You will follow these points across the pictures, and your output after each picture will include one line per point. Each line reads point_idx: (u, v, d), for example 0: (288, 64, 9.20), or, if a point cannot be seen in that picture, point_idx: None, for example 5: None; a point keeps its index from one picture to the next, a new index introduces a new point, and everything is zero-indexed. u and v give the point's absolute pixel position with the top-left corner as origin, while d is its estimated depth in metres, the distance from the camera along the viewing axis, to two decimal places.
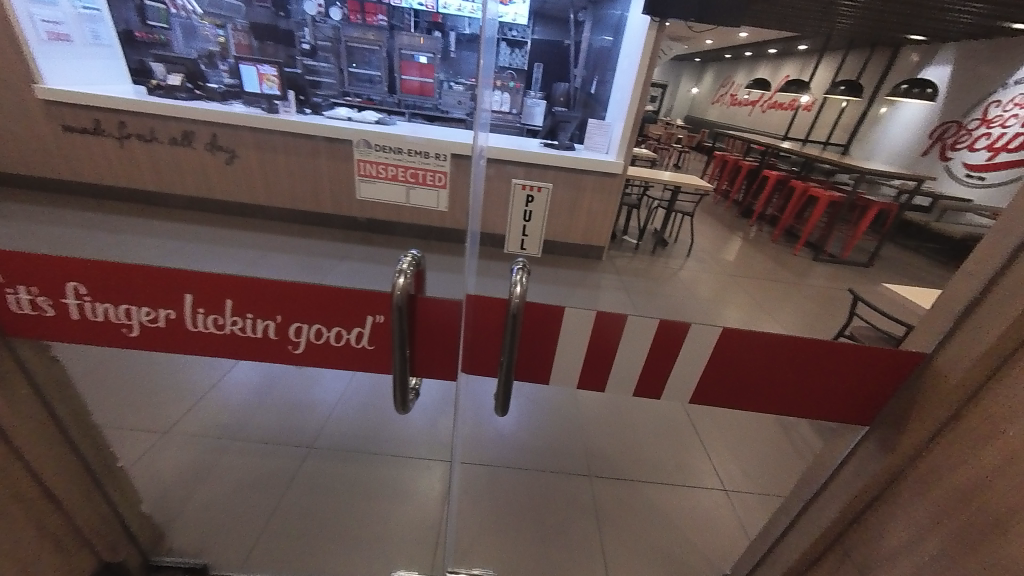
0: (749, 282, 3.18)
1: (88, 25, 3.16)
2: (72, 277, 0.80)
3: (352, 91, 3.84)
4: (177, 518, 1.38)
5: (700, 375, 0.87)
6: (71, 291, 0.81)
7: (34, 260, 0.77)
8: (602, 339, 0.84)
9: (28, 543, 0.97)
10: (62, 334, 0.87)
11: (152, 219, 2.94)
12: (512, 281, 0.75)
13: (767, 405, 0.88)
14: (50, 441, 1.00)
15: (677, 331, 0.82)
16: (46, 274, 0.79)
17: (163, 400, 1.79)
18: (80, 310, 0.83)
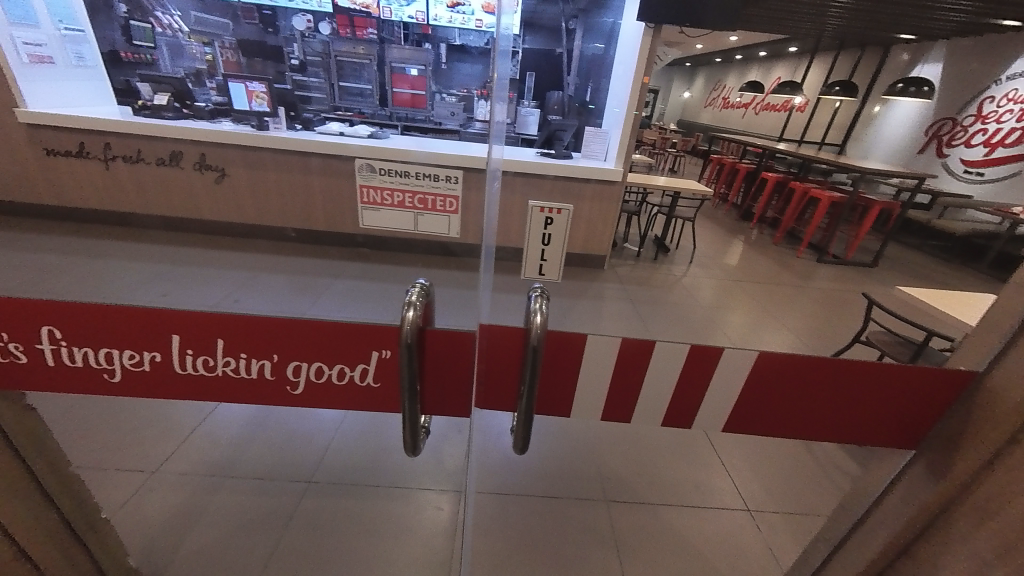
0: (755, 286, 3.15)
1: (71, 47, 3.07)
2: (45, 320, 0.74)
3: (343, 105, 3.78)
4: (168, 568, 1.32)
5: (732, 403, 0.82)
6: (46, 336, 0.76)
7: (5, 306, 0.72)
8: (627, 370, 0.78)
9: None
10: (39, 382, 0.82)
11: (139, 242, 2.84)
12: (531, 310, 0.71)
13: (800, 430, 0.83)
14: (25, 500, 0.96)
15: (705, 355, 0.77)
16: (19, 319, 0.74)
17: (152, 437, 1.71)
18: (55, 356, 0.78)
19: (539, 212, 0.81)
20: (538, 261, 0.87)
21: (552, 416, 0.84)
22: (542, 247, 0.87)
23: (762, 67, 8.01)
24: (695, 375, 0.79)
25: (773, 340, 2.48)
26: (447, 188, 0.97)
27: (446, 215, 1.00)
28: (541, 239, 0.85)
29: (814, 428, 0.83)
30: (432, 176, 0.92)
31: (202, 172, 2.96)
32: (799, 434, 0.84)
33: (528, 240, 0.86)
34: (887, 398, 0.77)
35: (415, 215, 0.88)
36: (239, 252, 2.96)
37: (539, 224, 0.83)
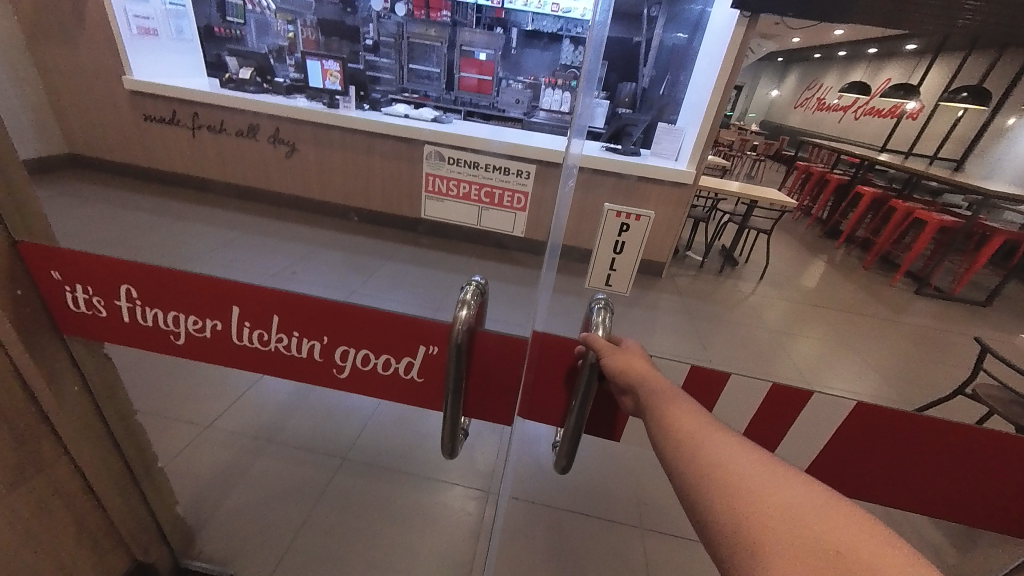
0: (833, 313, 2.84)
1: (174, 21, 3.35)
2: (124, 280, 0.75)
3: (410, 87, 3.91)
4: (208, 520, 1.38)
5: (817, 455, 0.70)
6: (124, 294, 0.77)
7: (93, 260, 0.74)
8: (694, 399, 0.70)
9: (64, 538, 0.99)
10: (116, 337, 0.84)
11: (215, 209, 3.04)
12: (593, 322, 0.63)
13: (890, 496, 0.72)
14: (94, 441, 1.00)
15: (790, 396, 0.67)
16: (100, 275, 0.75)
17: (210, 393, 1.81)
18: (130, 313, 0.79)
19: (615, 216, 0.71)
20: (606, 272, 0.77)
21: (601, 438, 0.75)
22: (613, 255, 0.76)
23: None
24: (775, 414, 0.70)
25: (849, 378, 2.21)
26: (520, 183, 0.75)
27: (516, 218, 0.78)
28: (613, 247, 0.75)
29: (910, 497, 0.71)
30: (502, 167, 0.75)
31: (274, 146, 2.82)
32: (889, 498, 0.72)
33: (598, 247, 0.76)
34: (1006, 476, 0.66)
35: (480, 210, 0.78)
36: (302, 225, 3.07)
37: (613, 230, 0.73)
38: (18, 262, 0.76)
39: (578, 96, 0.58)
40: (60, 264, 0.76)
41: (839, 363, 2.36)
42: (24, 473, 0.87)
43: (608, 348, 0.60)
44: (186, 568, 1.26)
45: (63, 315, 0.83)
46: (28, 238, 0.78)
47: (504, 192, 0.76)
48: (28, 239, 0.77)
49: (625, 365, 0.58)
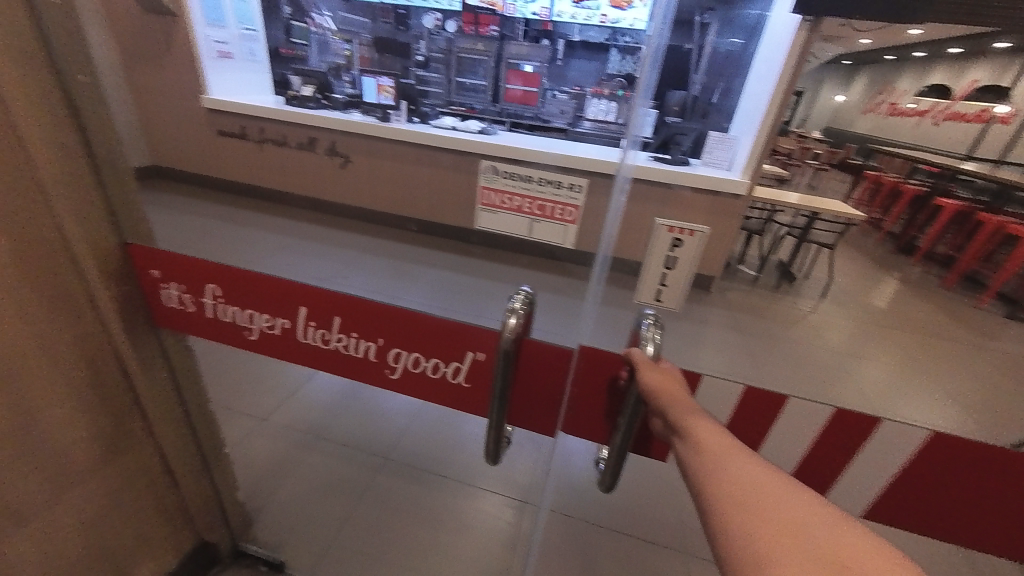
0: (907, 336, 2.58)
1: (247, 44, 3.59)
2: (211, 278, 0.79)
3: (457, 100, 3.79)
4: (264, 507, 1.40)
5: (883, 485, 0.66)
6: (208, 291, 0.81)
7: (188, 259, 0.79)
8: (748, 420, 0.66)
9: (143, 511, 1.01)
10: (199, 332, 0.88)
11: (275, 215, 3.21)
12: (643, 337, 0.60)
13: (964, 535, 0.66)
14: (175, 425, 1.01)
15: (855, 422, 0.62)
16: (191, 272, 0.80)
17: (265, 388, 1.87)
18: (213, 310, 0.83)
19: (667, 232, 0.68)
20: (658, 285, 0.74)
21: (647, 457, 0.70)
22: (664, 270, 0.74)
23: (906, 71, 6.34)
24: (838, 441, 0.65)
25: (929, 408, 2.00)
26: (571, 197, 0.73)
27: (566, 231, 0.76)
28: (664, 262, 0.73)
29: (987, 538, 0.65)
30: (555, 181, 0.74)
31: (331, 157, 3.20)
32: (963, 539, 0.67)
33: (648, 261, 0.75)
34: None
35: (531, 222, 0.78)
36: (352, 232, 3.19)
37: (665, 245, 0.70)
38: (124, 260, 0.81)
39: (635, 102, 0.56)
40: (157, 262, 0.81)
41: (920, 391, 2.13)
42: (118, 444, 0.92)
43: (648, 367, 0.57)
44: (243, 551, 1.27)
45: (159, 312, 0.87)
46: (134, 237, 0.82)
47: (555, 206, 0.75)
48: (135, 240, 0.82)
49: (659, 388, 0.55)
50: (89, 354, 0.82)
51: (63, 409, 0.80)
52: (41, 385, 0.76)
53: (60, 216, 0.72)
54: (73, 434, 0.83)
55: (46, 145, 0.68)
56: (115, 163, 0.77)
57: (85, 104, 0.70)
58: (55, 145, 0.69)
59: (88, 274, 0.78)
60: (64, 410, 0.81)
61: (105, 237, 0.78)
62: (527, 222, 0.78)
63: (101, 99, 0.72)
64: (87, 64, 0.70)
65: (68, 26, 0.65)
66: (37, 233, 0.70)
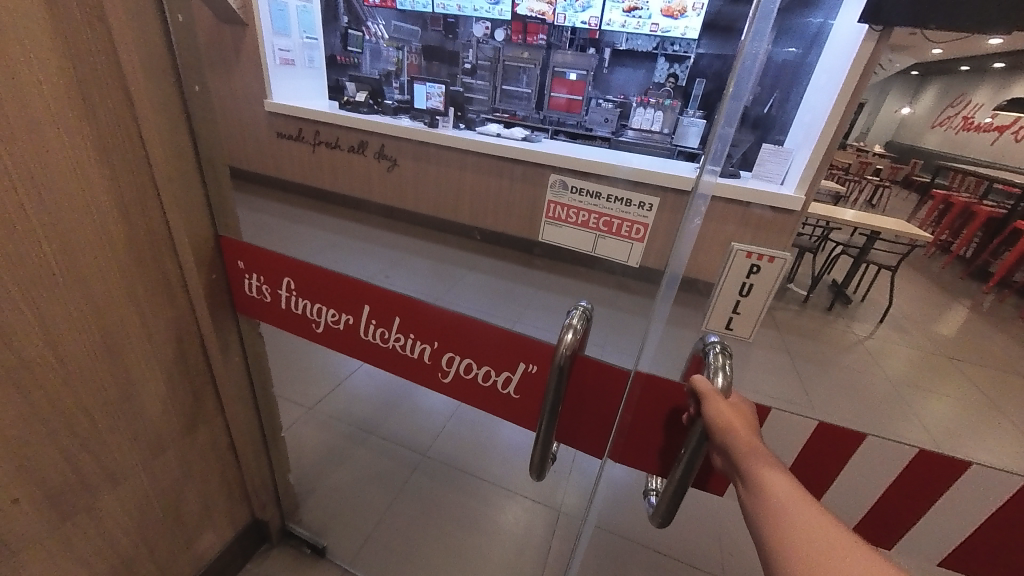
0: (978, 370, 2.39)
1: (308, 52, 3.76)
2: (286, 273, 0.85)
3: (501, 107, 3.80)
4: (311, 492, 1.47)
5: (963, 529, 0.63)
6: (283, 284, 0.87)
7: (267, 254, 0.86)
8: (815, 454, 0.65)
9: (211, 484, 1.08)
10: (272, 322, 0.94)
11: (326, 214, 3.36)
12: (712, 368, 0.58)
13: None
14: (242, 407, 1.08)
15: (941, 468, 0.59)
16: (269, 267, 0.87)
17: (313, 377, 1.95)
18: (285, 302, 0.89)
19: (745, 257, 0.72)
20: (729, 314, 0.80)
21: (704, 490, 0.70)
22: (739, 297, 0.78)
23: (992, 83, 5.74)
24: (918, 486, 0.62)
25: (1003, 451, 1.84)
26: (641, 215, 0.75)
27: (632, 249, 0.76)
28: (739, 288, 0.77)
29: None
30: (624, 199, 0.75)
31: (379, 161, 3.39)
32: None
33: (722, 287, 0.79)
34: None
35: (596, 237, 0.79)
36: (397, 232, 3.29)
37: (741, 271, 0.74)
38: (215, 250, 0.90)
39: (714, 126, 0.61)
40: (244, 255, 0.89)
41: (989, 432, 1.98)
42: (197, 421, 1.00)
43: (716, 399, 0.54)
44: (290, 532, 1.33)
45: (240, 298, 0.95)
46: (225, 231, 0.90)
47: (623, 223, 0.76)
48: (226, 233, 0.91)
49: (726, 422, 0.52)
50: (179, 339, 0.89)
51: (156, 387, 0.87)
52: (142, 362, 0.83)
53: (168, 211, 0.79)
54: (161, 410, 0.90)
55: (163, 146, 0.75)
56: (215, 162, 0.86)
57: (195, 110, 0.78)
58: (169, 146, 0.76)
59: (186, 264, 0.85)
60: (156, 388, 0.88)
61: (202, 229, 0.86)
62: (592, 238, 0.79)
63: (208, 106, 0.81)
64: (197, 71, 0.77)
65: (188, 40, 0.73)
66: (148, 227, 0.77)
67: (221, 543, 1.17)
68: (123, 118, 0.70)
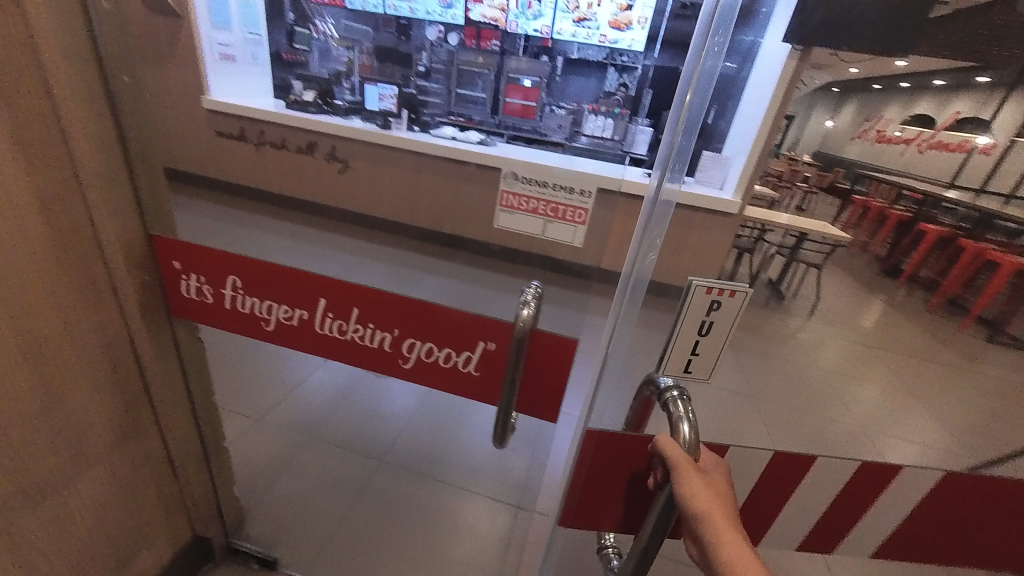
0: (890, 357, 2.68)
1: (250, 48, 3.71)
2: (232, 269, 0.81)
3: (457, 110, 3.73)
4: (259, 506, 1.39)
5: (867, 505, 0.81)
6: (229, 283, 0.82)
7: (210, 250, 0.81)
8: (771, 479, 0.79)
9: (145, 502, 1.00)
10: (217, 323, 0.88)
11: (272, 217, 3.20)
12: (678, 422, 0.64)
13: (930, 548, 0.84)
14: (181, 417, 1.01)
15: (880, 472, 0.76)
16: (213, 263, 0.81)
17: (260, 386, 1.83)
18: (231, 301, 0.84)
19: (706, 294, 0.72)
20: (688, 356, 0.80)
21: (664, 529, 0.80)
22: (698, 336, 0.77)
23: None
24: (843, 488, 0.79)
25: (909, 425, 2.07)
26: (581, 201, 0.83)
27: (576, 232, 0.84)
28: (699, 328, 0.76)
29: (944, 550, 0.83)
30: (567, 186, 0.82)
31: (330, 161, 3.29)
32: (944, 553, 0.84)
33: (683, 327, 0.78)
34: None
35: (544, 223, 0.84)
36: (349, 235, 3.19)
37: (702, 308, 0.74)
38: (148, 249, 0.83)
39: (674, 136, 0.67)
40: (182, 253, 0.82)
41: (898, 410, 2.22)
42: (129, 433, 0.92)
43: (685, 464, 0.61)
44: (237, 549, 1.25)
45: (176, 301, 0.88)
46: (159, 229, 0.83)
47: (568, 209, 0.82)
48: (159, 231, 0.84)
49: (693, 491, 0.59)
50: (106, 344, 0.82)
51: (79, 397, 0.80)
52: (61, 368, 0.76)
53: (93, 204, 0.73)
54: (85, 421, 0.82)
55: (86, 138, 0.70)
56: (148, 155, 0.80)
57: (125, 101, 0.73)
58: (95, 137, 0.71)
59: (115, 263, 0.78)
60: (79, 397, 0.80)
61: (131, 225, 0.79)
62: (540, 224, 0.84)
63: (140, 97, 0.76)
64: (128, 61, 0.72)
65: (118, 27, 0.69)
66: (69, 222, 0.71)
67: (158, 566, 1.09)
68: (40, 105, 0.64)
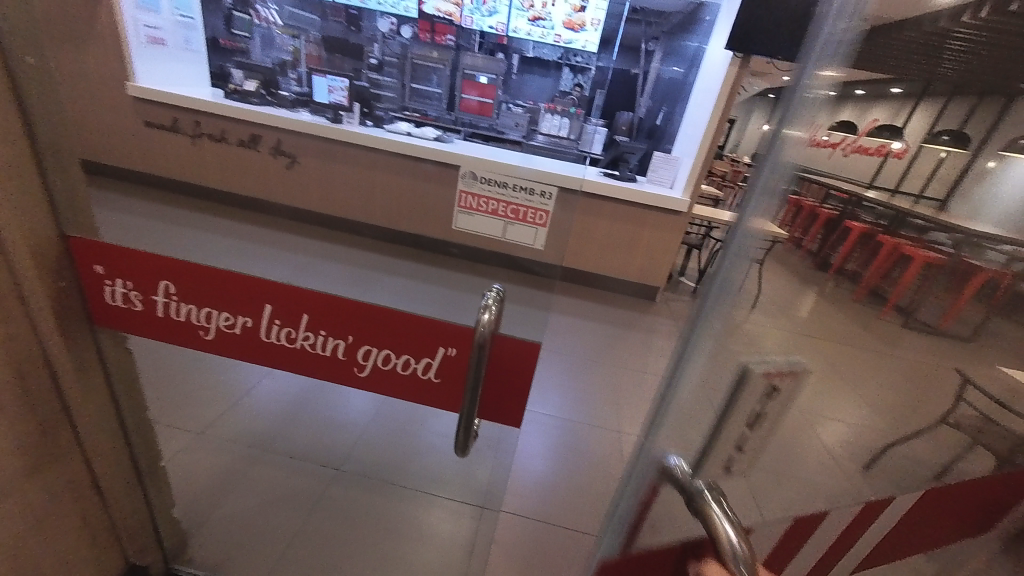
0: None
1: (183, 32, 3.33)
2: (165, 274, 0.74)
3: (411, 106, 3.56)
4: (204, 526, 1.29)
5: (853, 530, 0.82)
6: (162, 288, 0.75)
7: (139, 254, 0.73)
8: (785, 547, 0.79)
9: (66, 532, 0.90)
10: (148, 333, 0.81)
11: (213, 215, 2.99)
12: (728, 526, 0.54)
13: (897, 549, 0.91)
14: (108, 437, 0.92)
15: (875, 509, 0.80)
16: (142, 268, 0.74)
17: (202, 398, 1.71)
18: (164, 308, 0.77)
19: (766, 379, 0.64)
20: (728, 448, 0.71)
21: None
22: (744, 428, 0.69)
23: None
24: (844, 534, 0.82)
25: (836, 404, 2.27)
26: (542, 203, 0.83)
27: (536, 233, 0.84)
28: (747, 419, 0.68)
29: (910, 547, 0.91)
30: (528, 188, 0.82)
31: (276, 156, 3.11)
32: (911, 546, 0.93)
33: (729, 415, 0.68)
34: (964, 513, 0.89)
35: (504, 224, 0.83)
36: (299, 235, 3.04)
37: (758, 393, 0.66)
38: (64, 252, 0.74)
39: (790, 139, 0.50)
40: (105, 257, 0.74)
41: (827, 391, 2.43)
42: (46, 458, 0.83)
43: None
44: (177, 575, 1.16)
45: (99, 309, 0.80)
46: (77, 230, 0.75)
47: (528, 210, 0.82)
48: (77, 232, 0.75)
49: None
50: (15, 359, 0.73)
51: None
52: None
53: None
54: None
55: None
56: (61, 147, 0.72)
57: (30, 87, 0.65)
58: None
59: (23, 268, 0.70)
60: None
61: (42, 225, 0.71)
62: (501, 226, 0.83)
63: (48, 82, 0.68)
64: (34, 42, 0.65)
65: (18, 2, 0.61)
66: None
67: None
68: None
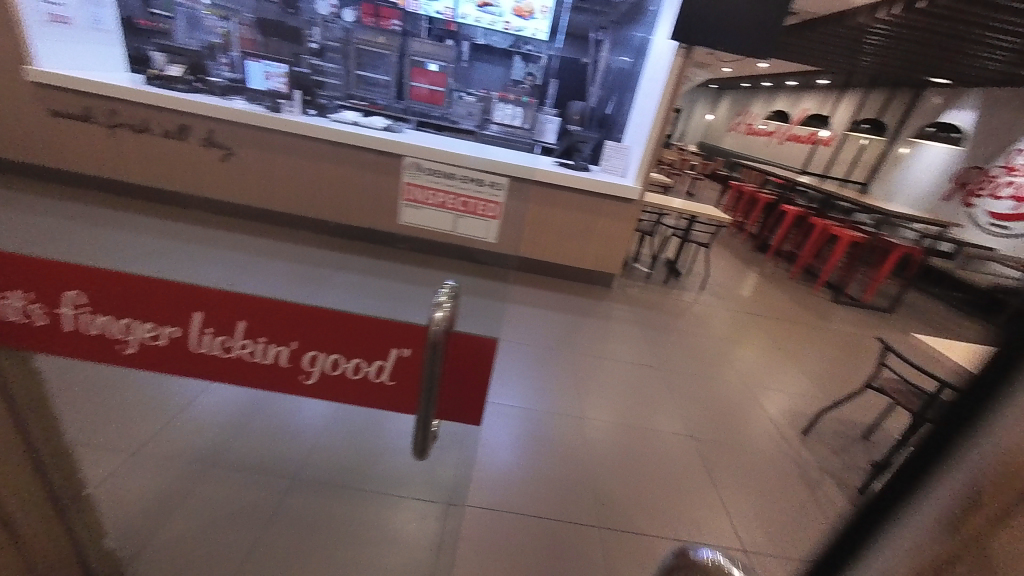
0: (764, 321, 3.12)
1: (91, 8, 2.95)
2: (70, 283, 0.66)
3: (358, 94, 3.39)
4: (142, 554, 1.19)
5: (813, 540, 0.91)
6: (68, 299, 0.66)
7: (35, 262, 0.64)
8: None
9: None
10: (56, 350, 0.72)
11: (137, 214, 2.73)
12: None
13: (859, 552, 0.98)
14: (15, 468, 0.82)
15: None
16: (40, 278, 0.65)
17: (135, 414, 1.57)
18: (73, 322, 0.69)
19: None
20: None
21: None
22: None
23: (803, 96, 7.68)
24: None
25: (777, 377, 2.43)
26: None
27: None
28: None
29: None
30: None
31: (208, 148, 2.87)
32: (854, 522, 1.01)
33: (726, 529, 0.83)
34: None
35: None
36: (238, 233, 2.83)
37: None
38: None
39: None
40: None
41: (770, 365, 2.59)
42: None
43: None
44: None
45: None
46: None
47: None
48: None
49: None
50: None
51: None
52: None
53: None
54: None
55: None
56: None
57: None
58: None
59: None
60: None
61: None
62: None
63: None
64: None
65: None
66: None
67: None
68: None
